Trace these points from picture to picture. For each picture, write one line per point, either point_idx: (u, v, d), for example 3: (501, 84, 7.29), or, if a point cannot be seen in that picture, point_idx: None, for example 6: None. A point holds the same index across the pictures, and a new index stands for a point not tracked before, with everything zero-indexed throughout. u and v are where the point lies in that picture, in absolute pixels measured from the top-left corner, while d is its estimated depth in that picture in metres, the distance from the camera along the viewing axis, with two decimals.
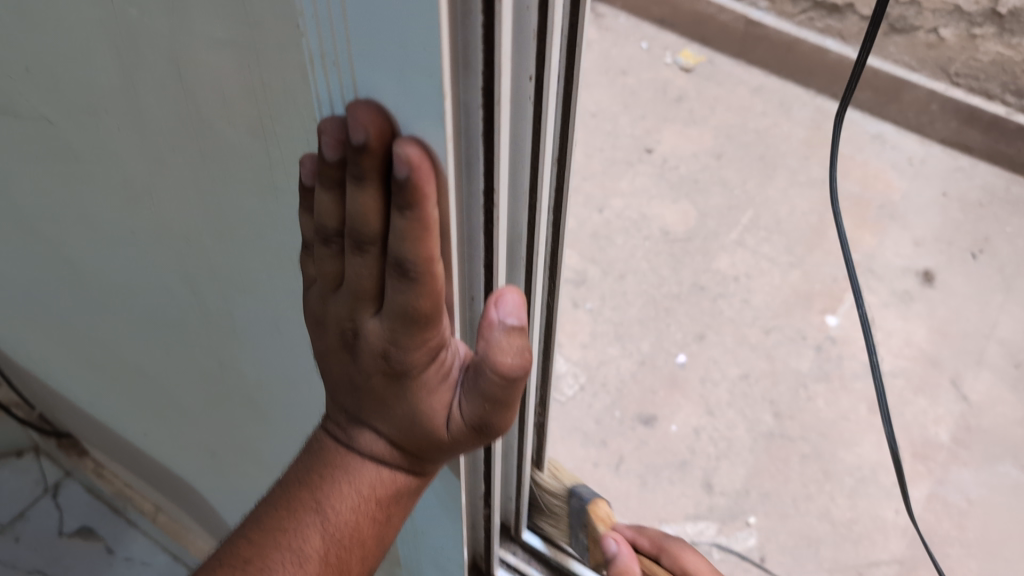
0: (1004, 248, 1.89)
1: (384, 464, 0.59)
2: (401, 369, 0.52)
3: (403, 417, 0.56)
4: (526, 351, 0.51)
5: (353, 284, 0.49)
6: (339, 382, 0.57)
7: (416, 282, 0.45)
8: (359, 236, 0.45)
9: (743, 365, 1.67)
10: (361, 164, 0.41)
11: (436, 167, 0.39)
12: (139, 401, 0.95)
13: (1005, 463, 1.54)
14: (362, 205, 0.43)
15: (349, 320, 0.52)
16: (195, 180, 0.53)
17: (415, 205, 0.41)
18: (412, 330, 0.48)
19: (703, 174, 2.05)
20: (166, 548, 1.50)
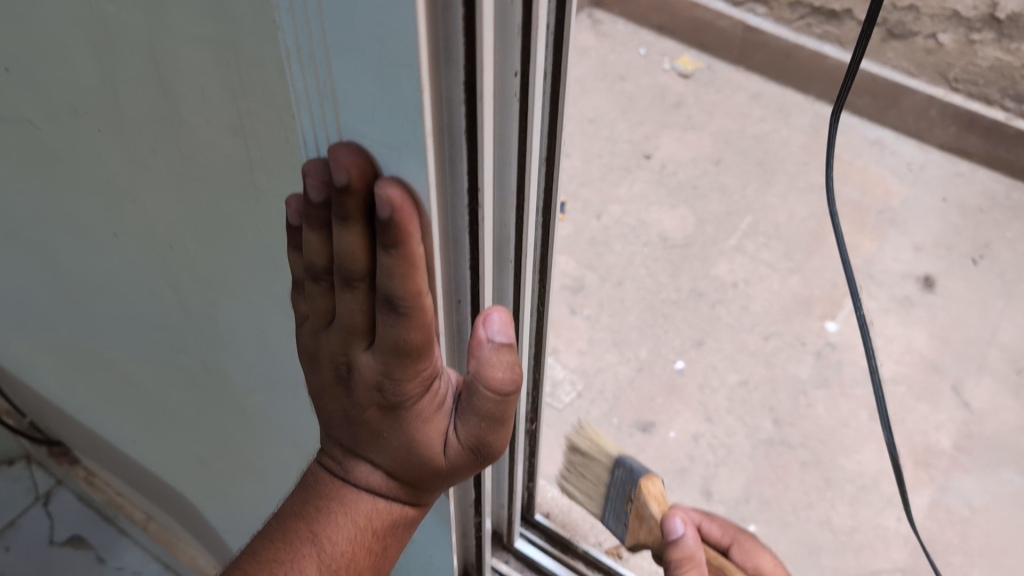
0: (1005, 253, 1.88)
1: (380, 495, 0.58)
2: (397, 401, 0.51)
3: (398, 448, 0.54)
4: (517, 367, 0.50)
5: (344, 320, 0.48)
6: (334, 416, 0.55)
7: (407, 317, 0.45)
8: (348, 274, 0.45)
9: (742, 372, 1.66)
10: (345, 206, 0.40)
11: (418, 208, 0.40)
12: (127, 408, 0.94)
13: (1007, 470, 1.53)
14: (349, 243, 0.43)
15: (341, 354, 0.50)
16: (178, 182, 0.51)
17: (400, 243, 0.41)
18: (405, 362, 0.48)
19: (701, 180, 2.04)
20: (158, 557, 1.48)
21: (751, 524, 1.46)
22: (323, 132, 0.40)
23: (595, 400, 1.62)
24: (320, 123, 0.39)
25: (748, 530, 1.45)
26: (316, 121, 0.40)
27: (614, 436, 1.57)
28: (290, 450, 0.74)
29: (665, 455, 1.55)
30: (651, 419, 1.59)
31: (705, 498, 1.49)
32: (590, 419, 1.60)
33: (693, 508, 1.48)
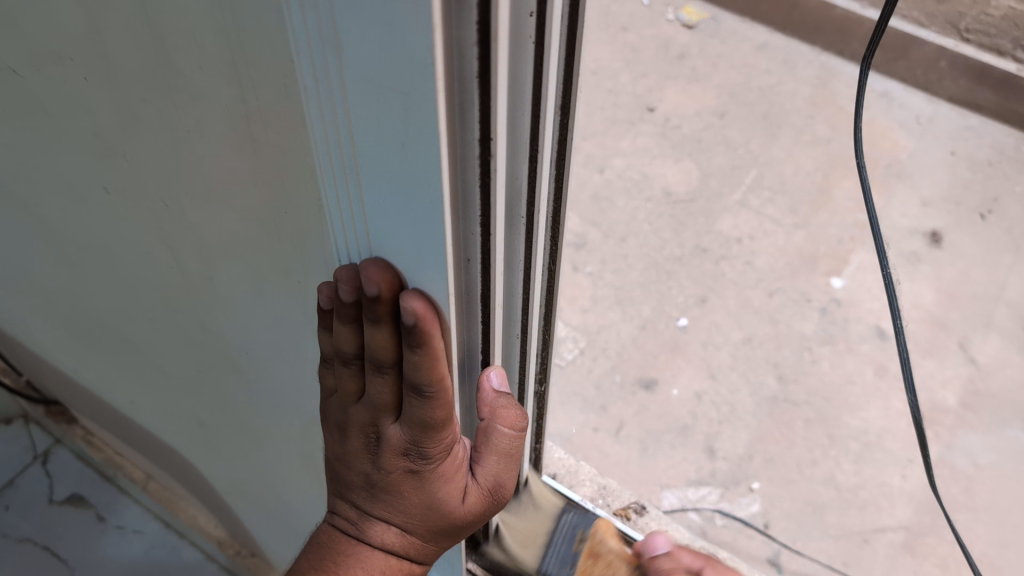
0: (1013, 208, 1.85)
1: (394, 551, 0.58)
2: (425, 463, 0.53)
3: (420, 505, 0.56)
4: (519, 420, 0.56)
5: (370, 401, 0.51)
6: (354, 480, 0.56)
7: (433, 399, 0.48)
8: (376, 363, 0.47)
9: (747, 329, 1.64)
10: (375, 311, 0.44)
11: (439, 315, 0.44)
12: (122, 367, 0.91)
13: (1013, 427, 1.52)
14: (377, 339, 0.46)
15: (370, 426, 0.52)
16: (170, 132, 0.48)
17: (428, 343, 0.44)
18: (431, 434, 0.51)
19: (706, 134, 2.00)
20: (157, 516, 1.47)
21: (754, 482, 1.45)
22: (323, 80, 0.35)
23: (597, 358, 1.61)
24: (320, 69, 0.35)
25: (751, 488, 1.44)
26: (316, 65, 0.35)
27: (616, 394, 1.56)
28: (290, 412, 0.72)
29: (668, 413, 1.53)
30: (654, 376, 1.58)
31: (709, 455, 1.48)
32: (593, 377, 1.58)
33: (696, 466, 1.47)
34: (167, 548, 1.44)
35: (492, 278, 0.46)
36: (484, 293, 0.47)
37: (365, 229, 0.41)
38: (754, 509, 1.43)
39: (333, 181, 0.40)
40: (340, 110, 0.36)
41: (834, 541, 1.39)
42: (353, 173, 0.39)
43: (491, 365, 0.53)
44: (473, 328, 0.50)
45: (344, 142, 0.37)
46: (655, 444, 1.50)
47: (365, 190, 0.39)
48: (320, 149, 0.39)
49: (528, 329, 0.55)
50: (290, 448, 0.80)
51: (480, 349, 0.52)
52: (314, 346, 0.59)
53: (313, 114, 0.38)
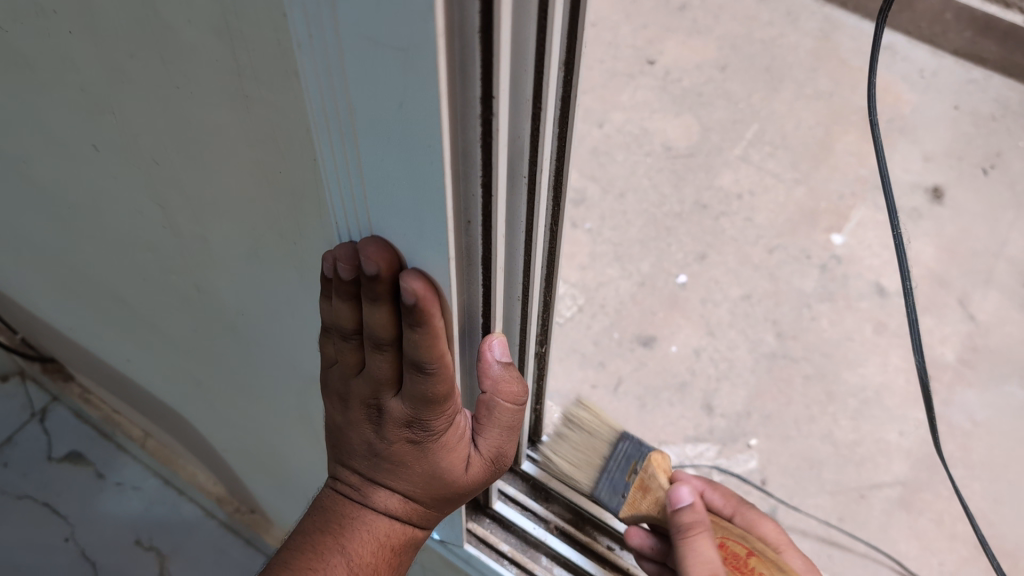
0: (1016, 163, 1.83)
1: (398, 517, 0.57)
2: (428, 434, 0.52)
3: (423, 474, 0.55)
4: (523, 391, 0.56)
5: (370, 375, 0.50)
6: (356, 449, 0.55)
7: (435, 375, 0.47)
8: (376, 340, 0.47)
9: (746, 286, 1.63)
10: (374, 290, 0.43)
11: (439, 293, 0.43)
12: (117, 326, 0.90)
13: (1011, 383, 1.52)
14: (377, 319, 0.45)
15: (372, 398, 0.51)
16: (159, 89, 0.46)
17: (427, 321, 0.43)
18: (433, 408, 0.50)
19: (707, 87, 1.97)
20: (156, 473, 1.47)
21: (752, 438, 1.45)
22: (318, 37, 0.34)
23: (596, 315, 1.60)
24: (315, 26, 0.33)
25: (749, 444, 1.44)
26: (310, 21, 0.33)
27: (615, 351, 1.56)
28: (288, 372, 0.72)
29: (667, 369, 1.53)
30: (653, 333, 1.57)
31: (706, 412, 1.48)
32: (591, 333, 1.58)
33: (694, 423, 1.47)
34: (167, 504, 1.44)
35: (493, 240, 0.45)
36: (485, 255, 0.46)
37: (362, 193, 0.40)
38: (751, 466, 1.42)
39: (329, 142, 0.39)
40: (336, 68, 0.34)
41: (830, 496, 1.39)
42: (350, 134, 0.37)
43: (491, 329, 0.52)
44: (474, 291, 0.48)
45: (341, 101, 0.36)
46: (653, 401, 1.50)
47: (362, 151, 0.38)
48: (314, 108, 0.38)
49: (529, 291, 0.54)
50: (289, 408, 0.79)
51: (481, 313, 0.50)
52: (311, 306, 0.58)
53: (307, 72, 0.36)
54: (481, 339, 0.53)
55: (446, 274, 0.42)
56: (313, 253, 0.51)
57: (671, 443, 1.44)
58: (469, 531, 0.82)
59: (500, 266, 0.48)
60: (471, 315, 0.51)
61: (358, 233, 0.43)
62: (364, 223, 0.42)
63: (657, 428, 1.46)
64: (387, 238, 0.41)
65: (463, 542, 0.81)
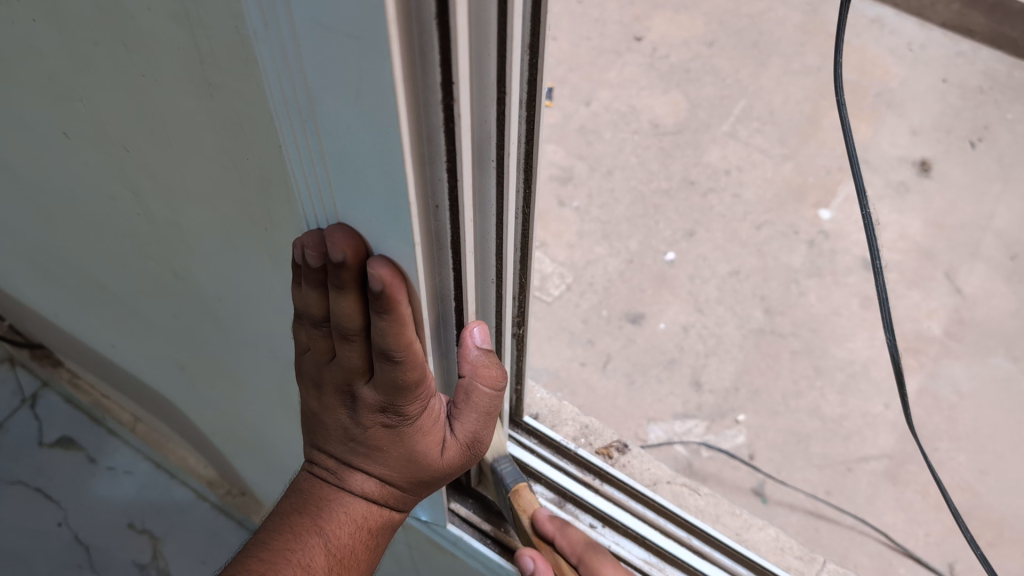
0: (1004, 135, 1.83)
1: (374, 500, 0.58)
2: (402, 419, 0.52)
3: (399, 458, 0.56)
4: (498, 375, 0.56)
5: (342, 362, 0.50)
6: (333, 433, 0.56)
7: (403, 362, 0.47)
8: (343, 330, 0.47)
9: (733, 262, 1.63)
10: (340, 277, 0.43)
11: (405, 279, 0.43)
12: (99, 312, 0.90)
13: (997, 355, 1.53)
14: (344, 308, 0.45)
15: (345, 384, 0.52)
16: (123, 75, 0.46)
17: (393, 309, 0.44)
18: (405, 394, 0.50)
19: (694, 63, 1.96)
20: (148, 457, 1.48)
21: (740, 414, 1.46)
22: (273, 22, 0.34)
23: (584, 293, 1.60)
24: (269, 11, 0.33)
25: (737, 420, 1.46)
26: (264, 5, 0.33)
27: (603, 328, 1.56)
28: (268, 358, 0.72)
29: (655, 347, 1.54)
30: (641, 310, 1.58)
31: (695, 389, 1.49)
32: (579, 312, 1.58)
33: (682, 399, 1.48)
34: (158, 488, 1.45)
35: (461, 224, 0.45)
36: (454, 239, 0.46)
37: (325, 177, 0.40)
38: (739, 441, 1.44)
39: (291, 127, 0.39)
40: (294, 54, 0.34)
41: (818, 470, 1.41)
42: (310, 118, 0.37)
43: (465, 312, 0.52)
44: (445, 275, 0.48)
45: (300, 86, 0.36)
46: (642, 378, 1.51)
47: (323, 137, 0.38)
48: (274, 93, 0.38)
49: (503, 276, 0.54)
50: (272, 392, 0.79)
51: (453, 296, 0.50)
52: (286, 292, 0.58)
53: (264, 57, 0.36)
54: (456, 324, 0.53)
55: (412, 260, 0.42)
56: (284, 238, 0.51)
57: (660, 421, 1.46)
58: (452, 511, 0.81)
59: (471, 250, 0.48)
60: (443, 299, 0.51)
61: (326, 220, 0.43)
62: (330, 210, 0.42)
63: (646, 405, 1.48)
64: (354, 223, 0.41)
65: (446, 524, 0.79)
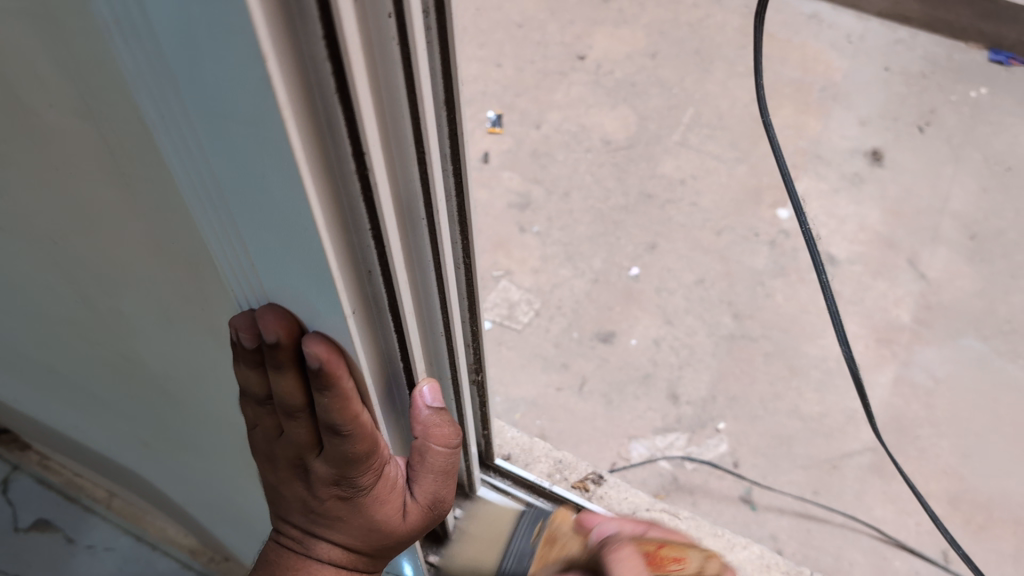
0: (950, 117, 1.86)
1: (342, 567, 0.57)
2: (358, 490, 0.51)
3: (362, 526, 0.54)
4: (453, 432, 0.55)
5: (291, 438, 0.49)
6: (291, 506, 0.54)
7: (352, 435, 0.46)
8: (286, 407, 0.46)
9: (698, 271, 1.64)
10: (276, 358, 0.42)
11: (343, 353, 0.42)
12: (57, 396, 0.88)
13: (968, 336, 1.54)
14: (283, 386, 0.44)
15: (297, 458, 0.50)
16: (38, 170, 0.45)
17: (333, 385, 0.43)
18: (358, 465, 0.49)
19: (640, 76, 1.97)
20: (127, 531, 1.44)
21: (720, 422, 1.46)
22: (170, 112, 0.33)
23: (554, 317, 1.59)
24: (164, 102, 0.33)
25: (717, 428, 1.45)
26: (158, 97, 0.32)
27: (575, 350, 1.55)
28: (227, 430, 0.70)
29: (629, 363, 1.53)
30: (611, 328, 1.57)
31: (673, 401, 1.48)
32: (550, 336, 1.57)
33: (661, 414, 1.47)
34: (142, 561, 1.42)
35: (396, 285, 0.44)
36: (392, 302, 0.45)
37: (248, 258, 0.39)
38: (722, 449, 1.43)
39: (207, 212, 0.38)
40: (196, 141, 0.34)
41: (803, 471, 1.41)
42: (223, 203, 0.36)
43: (415, 371, 0.51)
44: (389, 338, 0.48)
45: (207, 172, 0.35)
46: (618, 397, 1.50)
47: (239, 220, 0.37)
48: (184, 180, 0.37)
49: (451, 329, 0.53)
50: (237, 463, 0.78)
51: (400, 357, 0.49)
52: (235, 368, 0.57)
53: (168, 146, 0.35)
54: (408, 385, 0.52)
55: (347, 333, 0.41)
56: (221, 316, 0.50)
57: (642, 438, 1.44)
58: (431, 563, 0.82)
59: (410, 310, 0.47)
60: (390, 360, 0.50)
61: (256, 300, 0.42)
62: (258, 290, 0.41)
63: (626, 423, 1.47)
64: (284, 300, 0.40)
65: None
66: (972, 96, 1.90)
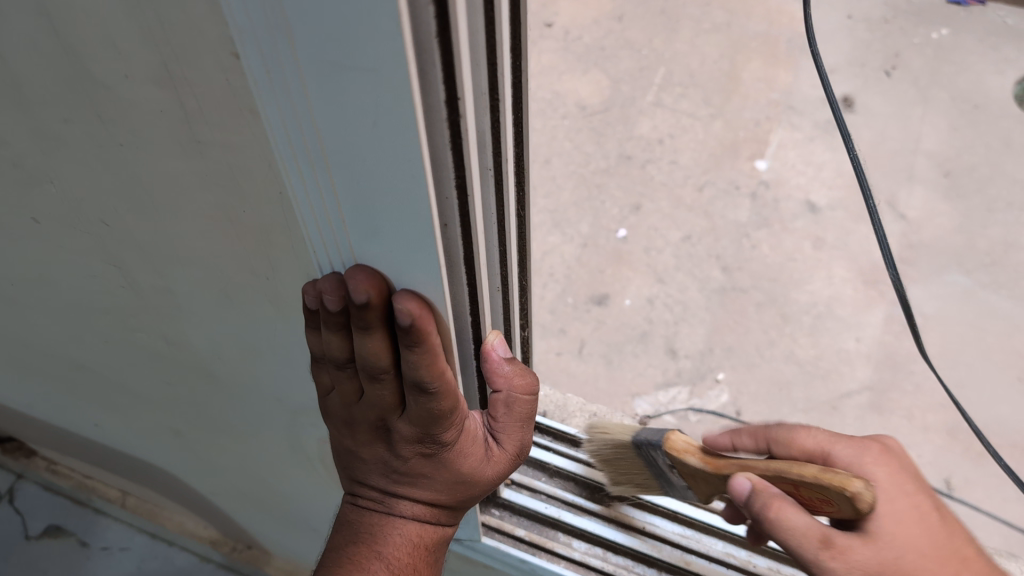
0: (915, 60, 1.89)
1: (426, 519, 0.60)
2: (440, 446, 0.54)
3: (445, 481, 0.57)
4: (531, 384, 0.56)
5: (374, 400, 0.51)
6: (373, 464, 0.57)
7: (437, 393, 0.48)
8: (373, 369, 0.48)
9: (684, 228, 1.65)
10: (366, 318, 0.44)
11: (433, 309, 0.44)
12: (77, 391, 0.87)
13: (951, 271, 1.58)
14: (371, 347, 0.46)
15: (378, 419, 0.53)
16: (97, 149, 0.45)
17: (423, 345, 0.45)
18: (441, 422, 0.51)
19: (608, 40, 1.98)
20: (142, 529, 1.44)
21: (719, 373, 1.48)
22: (275, 66, 0.33)
23: (548, 284, 1.60)
24: (271, 60, 0.32)
25: (717, 379, 1.48)
26: (265, 51, 0.32)
27: (572, 315, 1.56)
28: (272, 407, 0.71)
29: (625, 323, 1.55)
30: (605, 290, 1.58)
31: (671, 356, 1.51)
32: (546, 303, 1.58)
33: (661, 369, 1.49)
34: (159, 557, 1.42)
35: (473, 238, 0.44)
36: (467, 256, 0.45)
37: (339, 215, 0.39)
38: (723, 399, 1.46)
39: (298, 171, 0.38)
40: (300, 97, 0.34)
41: (805, 414, 1.44)
42: (320, 160, 0.37)
43: (483, 325, 0.51)
44: (462, 293, 0.47)
45: (306, 129, 0.35)
46: (618, 356, 1.51)
47: (336, 175, 0.37)
48: (278, 139, 0.37)
49: (508, 280, 0.53)
50: (278, 441, 0.78)
51: (468, 312, 0.49)
52: (291, 337, 0.57)
53: (266, 104, 0.35)
54: (477, 344, 0.53)
55: (434, 288, 0.42)
56: (288, 283, 0.50)
57: (645, 395, 1.47)
58: (484, 523, 0.82)
59: (481, 264, 0.47)
60: (459, 317, 0.50)
61: (340, 263, 0.43)
62: (346, 251, 0.41)
63: (628, 381, 1.48)
64: (374, 261, 0.41)
65: (480, 536, 0.82)
66: (933, 38, 1.93)
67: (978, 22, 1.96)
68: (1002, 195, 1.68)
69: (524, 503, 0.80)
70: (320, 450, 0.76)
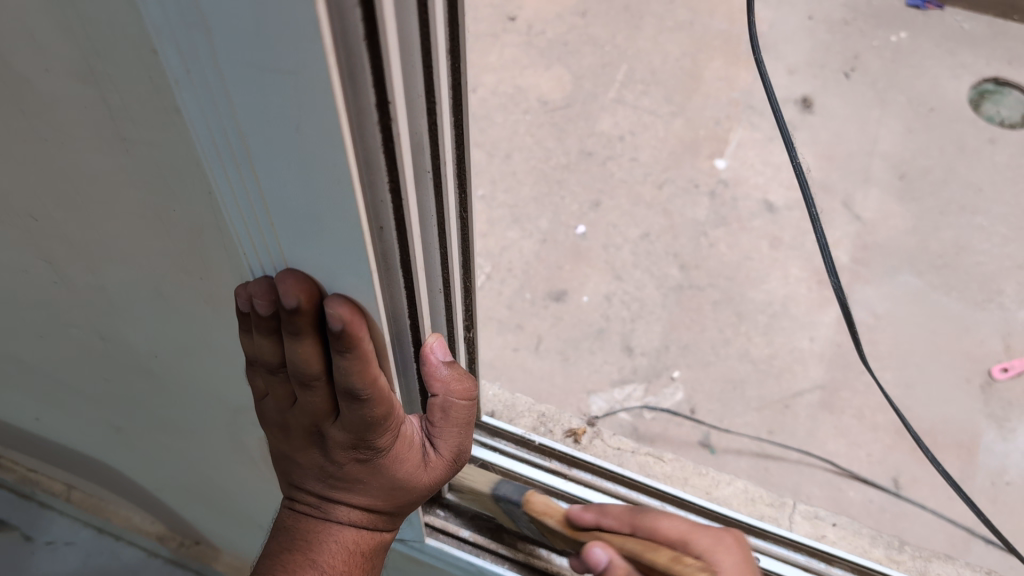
0: (874, 63, 1.91)
1: (362, 524, 0.60)
2: (375, 452, 0.54)
3: (380, 486, 0.57)
4: (468, 389, 0.56)
5: (308, 406, 0.50)
6: (308, 469, 0.57)
7: (369, 400, 0.48)
8: (305, 376, 0.47)
9: (642, 225, 1.66)
10: (296, 324, 0.43)
11: (365, 315, 0.43)
12: (15, 385, 0.85)
13: (904, 273, 1.60)
14: (302, 353, 0.45)
15: (312, 425, 0.52)
16: (23, 145, 0.44)
17: (355, 352, 0.44)
18: (376, 428, 0.51)
19: (571, 35, 1.97)
20: (87, 522, 1.43)
21: (675, 370, 1.49)
22: (196, 67, 0.32)
23: (505, 280, 1.60)
24: (191, 58, 0.32)
25: (673, 377, 1.48)
26: (186, 53, 0.31)
27: (530, 311, 1.56)
28: (214, 405, 0.69)
29: (582, 320, 1.54)
30: (563, 287, 1.58)
31: (627, 353, 1.51)
32: (503, 299, 1.58)
33: (617, 366, 1.49)
34: (105, 552, 1.41)
35: (408, 241, 0.43)
36: (403, 259, 0.43)
37: (267, 219, 0.38)
38: (678, 397, 1.46)
39: (224, 172, 0.37)
40: (222, 98, 0.33)
41: (758, 413, 1.44)
42: (246, 161, 0.36)
43: (422, 328, 0.49)
44: (398, 296, 0.46)
45: (230, 129, 0.34)
46: (575, 353, 1.51)
47: (264, 179, 0.36)
48: (204, 140, 0.36)
49: (450, 284, 0.52)
50: (220, 439, 0.77)
51: (407, 314, 0.48)
52: (229, 336, 0.56)
53: (189, 105, 0.34)
54: (416, 348, 0.52)
55: (365, 290, 0.41)
56: (221, 285, 0.49)
57: (600, 392, 1.46)
58: (428, 524, 0.82)
59: (419, 266, 0.46)
60: (397, 318, 0.48)
61: (272, 268, 0.42)
62: (277, 256, 0.41)
63: (584, 378, 1.48)
64: (304, 266, 0.41)
65: (424, 539, 0.82)
66: (892, 41, 1.96)
67: (936, 27, 1.99)
68: (955, 198, 1.70)
69: (471, 504, 0.81)
70: (263, 449, 0.75)
